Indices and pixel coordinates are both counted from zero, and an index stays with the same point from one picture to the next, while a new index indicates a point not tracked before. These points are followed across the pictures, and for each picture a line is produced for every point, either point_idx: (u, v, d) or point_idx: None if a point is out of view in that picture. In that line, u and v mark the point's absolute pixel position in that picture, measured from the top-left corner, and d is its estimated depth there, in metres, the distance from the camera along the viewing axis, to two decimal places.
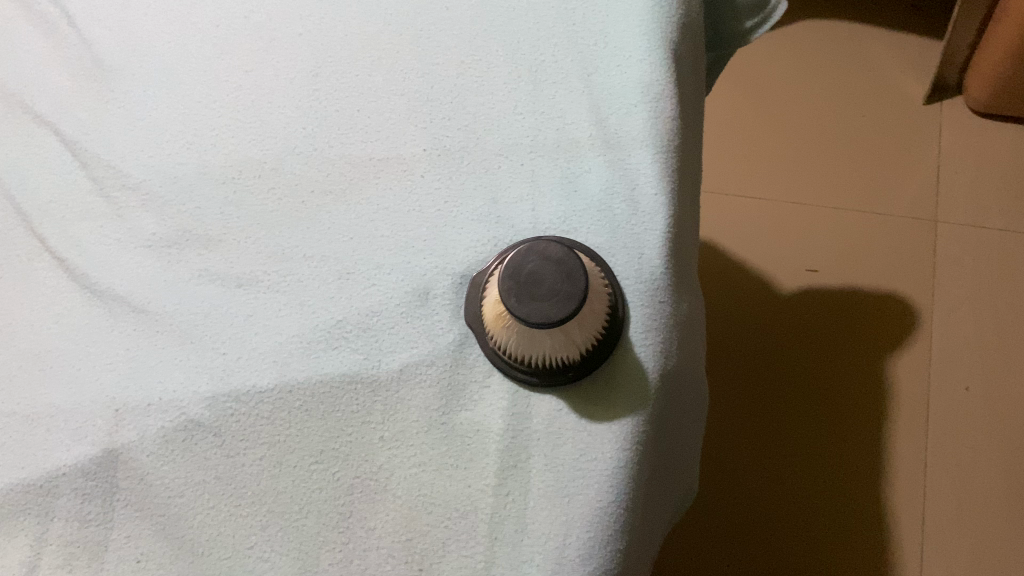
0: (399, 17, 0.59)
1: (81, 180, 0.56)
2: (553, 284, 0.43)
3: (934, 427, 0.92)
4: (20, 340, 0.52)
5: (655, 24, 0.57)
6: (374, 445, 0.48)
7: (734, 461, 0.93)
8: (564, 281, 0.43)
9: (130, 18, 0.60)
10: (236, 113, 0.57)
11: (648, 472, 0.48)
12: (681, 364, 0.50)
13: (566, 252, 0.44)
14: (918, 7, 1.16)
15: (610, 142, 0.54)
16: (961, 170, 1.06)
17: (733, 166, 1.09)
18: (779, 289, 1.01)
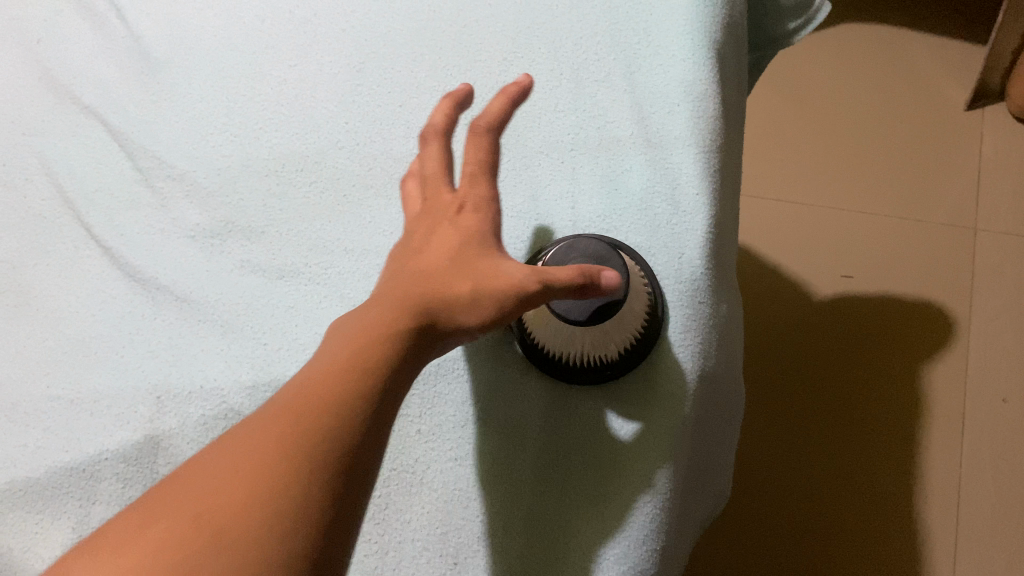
0: (442, 14, 0.60)
1: (128, 170, 0.57)
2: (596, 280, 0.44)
3: (970, 439, 0.90)
4: (64, 326, 0.53)
5: (699, 23, 0.56)
6: (410, 437, 0.48)
7: (767, 465, 0.92)
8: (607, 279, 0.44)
9: (178, 13, 0.62)
10: (281, 107, 0.58)
11: (685, 473, 0.48)
12: (719, 364, 0.50)
13: (609, 251, 0.44)
14: (961, 13, 1.15)
15: (651, 140, 0.54)
16: (1003, 178, 1.04)
17: (770, 169, 1.08)
18: (815, 294, 0.99)
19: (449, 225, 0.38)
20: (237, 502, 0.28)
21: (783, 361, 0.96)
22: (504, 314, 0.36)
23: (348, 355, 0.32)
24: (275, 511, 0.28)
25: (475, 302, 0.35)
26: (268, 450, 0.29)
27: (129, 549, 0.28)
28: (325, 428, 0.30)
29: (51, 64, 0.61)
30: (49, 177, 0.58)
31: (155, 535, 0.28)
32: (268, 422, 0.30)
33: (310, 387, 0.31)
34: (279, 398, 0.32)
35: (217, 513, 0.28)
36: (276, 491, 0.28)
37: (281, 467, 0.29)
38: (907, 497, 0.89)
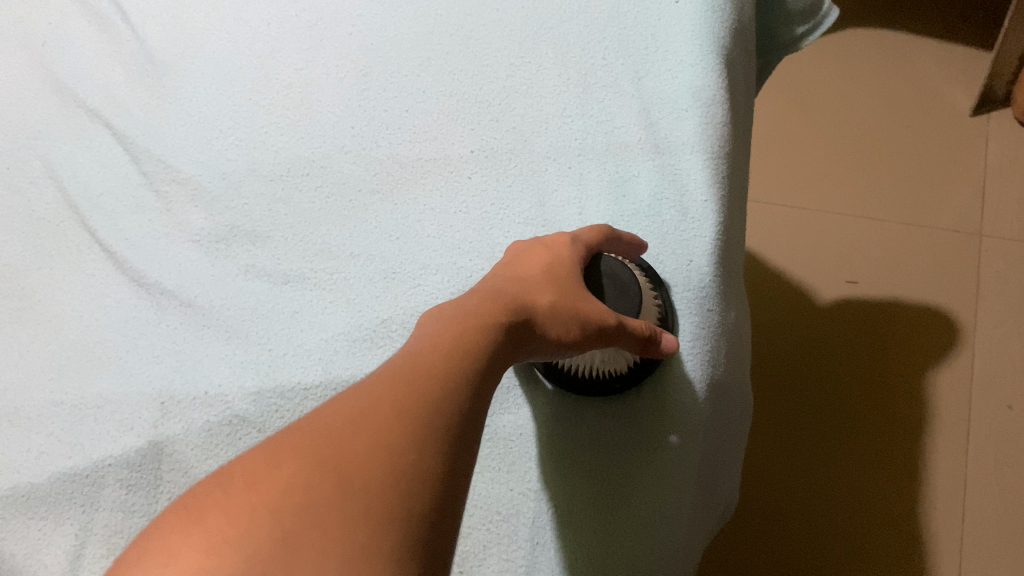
0: (449, 18, 0.60)
1: (134, 173, 0.57)
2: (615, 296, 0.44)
3: (976, 447, 0.89)
4: (69, 331, 0.53)
5: (707, 29, 0.56)
6: None
7: (772, 471, 0.91)
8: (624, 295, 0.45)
9: (183, 15, 0.62)
10: (287, 112, 0.58)
11: (694, 480, 0.47)
12: (728, 374, 0.49)
13: (621, 268, 0.45)
14: (966, 18, 1.15)
15: (660, 146, 0.53)
16: (1009, 185, 1.03)
17: (776, 174, 1.08)
18: (819, 299, 0.99)
19: (548, 254, 0.42)
20: (365, 458, 0.28)
21: (787, 367, 0.96)
22: (583, 340, 0.39)
23: (460, 329, 0.35)
24: (398, 470, 0.28)
25: (565, 324, 0.39)
26: (390, 415, 0.30)
27: (260, 485, 0.27)
28: (438, 398, 0.31)
29: (55, 66, 0.61)
30: (54, 180, 0.57)
31: (287, 473, 0.28)
32: (387, 389, 0.31)
33: (425, 357, 0.33)
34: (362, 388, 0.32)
35: (345, 462, 0.28)
36: (401, 454, 0.29)
37: (404, 432, 0.29)
38: (912, 503, 0.88)
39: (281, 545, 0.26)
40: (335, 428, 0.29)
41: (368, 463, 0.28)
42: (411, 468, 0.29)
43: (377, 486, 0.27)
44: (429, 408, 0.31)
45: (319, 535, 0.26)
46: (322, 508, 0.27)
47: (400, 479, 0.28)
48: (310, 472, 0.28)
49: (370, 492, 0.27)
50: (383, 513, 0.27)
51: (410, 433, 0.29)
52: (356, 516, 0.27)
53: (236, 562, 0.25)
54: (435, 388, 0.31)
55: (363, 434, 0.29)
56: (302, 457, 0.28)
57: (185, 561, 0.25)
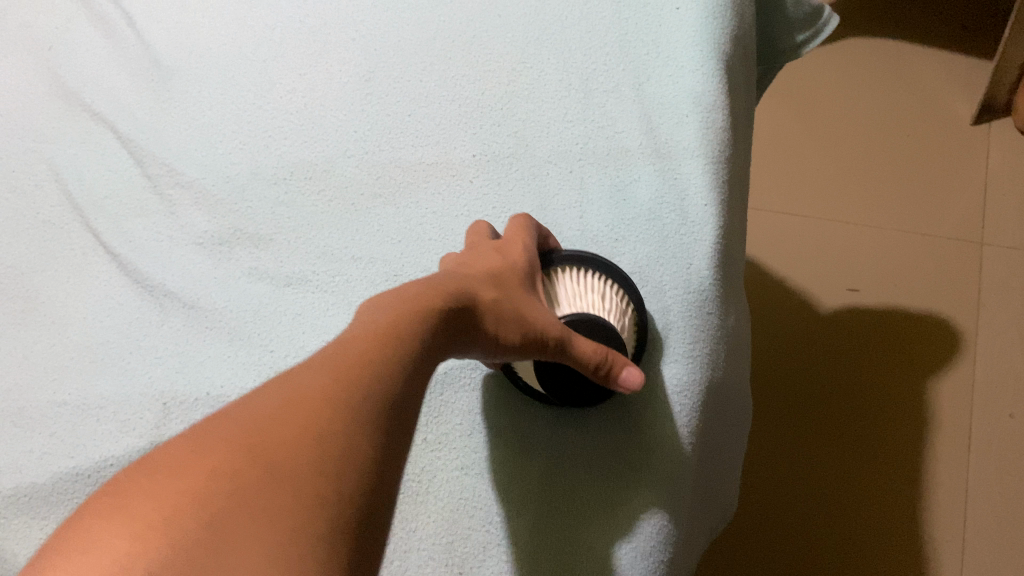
0: (452, 23, 0.60)
1: (137, 176, 0.57)
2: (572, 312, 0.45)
3: (977, 454, 0.89)
4: (73, 332, 0.53)
5: (708, 34, 0.56)
6: (416, 446, 0.48)
7: (771, 477, 0.91)
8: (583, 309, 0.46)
9: (188, 20, 0.62)
10: (291, 115, 0.59)
11: (693, 482, 0.47)
12: (727, 376, 0.50)
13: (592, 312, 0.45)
14: (967, 28, 1.15)
15: (660, 151, 0.54)
16: (1009, 194, 1.04)
17: (776, 181, 1.08)
18: (820, 307, 0.99)
19: (503, 258, 0.43)
20: (302, 440, 0.27)
21: (788, 374, 0.96)
22: (515, 350, 0.40)
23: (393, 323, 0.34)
24: (335, 451, 0.27)
25: (501, 328, 0.39)
26: (327, 405, 0.29)
27: (184, 471, 0.26)
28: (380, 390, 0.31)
29: (61, 70, 0.61)
30: (58, 183, 0.58)
31: (211, 459, 0.26)
32: (322, 375, 0.30)
33: (359, 346, 0.32)
34: (298, 378, 0.30)
35: (275, 446, 0.27)
36: (339, 437, 0.28)
37: (341, 414, 0.28)
38: (913, 510, 0.88)
39: (206, 529, 0.24)
40: (260, 417, 0.28)
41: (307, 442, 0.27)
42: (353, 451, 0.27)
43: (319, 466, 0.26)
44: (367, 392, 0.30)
45: (250, 519, 0.24)
46: (251, 492, 0.25)
47: (341, 458, 0.27)
48: (241, 457, 0.26)
49: (313, 469, 0.26)
50: (325, 497, 0.26)
51: (351, 417, 0.29)
52: (298, 500, 0.25)
53: (159, 547, 0.23)
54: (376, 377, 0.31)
55: (298, 417, 0.28)
56: (230, 442, 0.27)
57: (105, 547, 0.23)
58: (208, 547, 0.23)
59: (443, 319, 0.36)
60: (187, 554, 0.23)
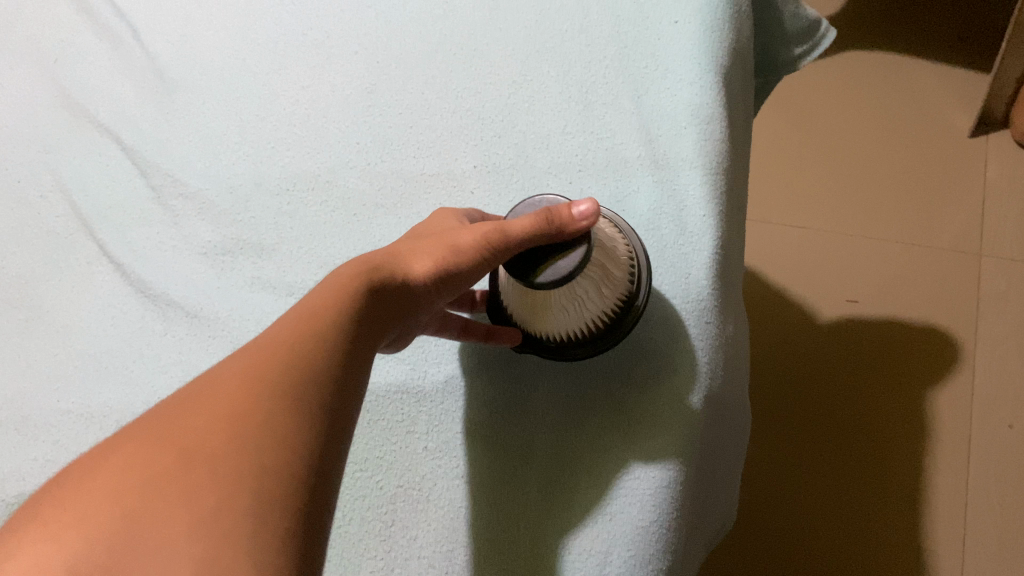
0: (453, 36, 0.61)
1: (142, 187, 0.58)
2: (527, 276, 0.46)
3: (976, 466, 0.89)
4: (77, 341, 0.53)
5: (707, 47, 0.57)
6: (418, 455, 0.49)
7: (771, 489, 0.91)
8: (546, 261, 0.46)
9: (192, 33, 0.63)
10: (294, 127, 0.59)
11: (692, 493, 0.47)
12: (726, 384, 0.50)
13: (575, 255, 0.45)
14: (965, 41, 1.16)
15: (659, 162, 0.54)
16: (1007, 206, 1.04)
17: (775, 192, 1.09)
18: (819, 318, 1.00)
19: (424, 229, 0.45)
20: (212, 429, 0.31)
21: (788, 385, 0.96)
22: (463, 265, 0.41)
23: (321, 301, 0.36)
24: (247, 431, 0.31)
25: (436, 257, 0.41)
26: (238, 391, 0.32)
27: (105, 470, 0.30)
28: (305, 361, 0.34)
29: (66, 82, 0.62)
30: (63, 193, 0.58)
31: (130, 457, 0.31)
32: (238, 363, 0.34)
33: (281, 334, 0.35)
34: (220, 370, 0.34)
35: (187, 438, 0.31)
36: (251, 420, 0.31)
37: (252, 397, 0.32)
38: (913, 521, 0.88)
39: (123, 521, 0.29)
40: (177, 411, 0.32)
41: (218, 429, 0.31)
42: (263, 428, 0.31)
43: (229, 450, 0.30)
44: (283, 368, 0.33)
45: (161, 507, 0.29)
46: (162, 482, 0.30)
47: (252, 438, 0.31)
48: (162, 451, 0.31)
49: (222, 454, 0.30)
50: (235, 470, 0.30)
51: (262, 397, 0.32)
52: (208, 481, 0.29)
53: (82, 542, 0.28)
54: (298, 352, 0.34)
55: (212, 407, 0.32)
56: (155, 438, 0.31)
57: (40, 548, 0.28)
58: (125, 540, 0.28)
59: (371, 284, 0.38)
60: (106, 546, 0.28)
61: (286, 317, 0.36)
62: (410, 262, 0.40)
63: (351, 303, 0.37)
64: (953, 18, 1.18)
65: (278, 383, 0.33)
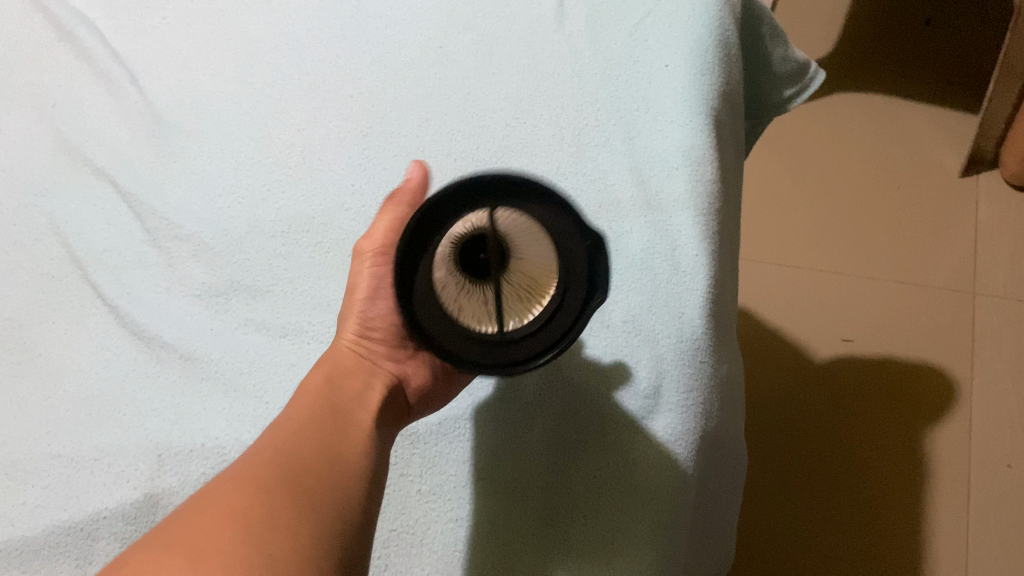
0: (447, 81, 0.62)
1: (136, 230, 0.58)
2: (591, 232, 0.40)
3: (976, 505, 0.88)
4: (67, 384, 0.53)
5: (697, 91, 0.58)
6: (411, 497, 0.48)
7: (772, 529, 0.90)
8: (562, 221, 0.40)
9: (190, 78, 0.64)
10: (289, 169, 0.60)
11: (688, 534, 0.47)
12: (721, 425, 0.50)
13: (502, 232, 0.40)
14: (952, 82, 1.18)
15: (651, 203, 0.55)
16: (1000, 245, 1.05)
17: (768, 231, 1.10)
18: (814, 357, 0.99)
19: None
20: (220, 527, 0.33)
21: (786, 423, 0.95)
22: (372, 292, 0.46)
23: (296, 405, 0.41)
24: (253, 527, 0.33)
25: (351, 310, 0.46)
26: (244, 494, 0.35)
27: None
28: (293, 456, 0.38)
29: (64, 126, 0.63)
30: (58, 236, 0.58)
31: (141, 565, 0.32)
32: (236, 469, 0.37)
33: (267, 441, 0.39)
34: (222, 478, 0.37)
35: (194, 539, 0.33)
36: (254, 518, 0.34)
37: (257, 499, 0.35)
38: (914, 561, 0.87)
39: None
40: (182, 522, 0.34)
41: (223, 531, 0.33)
42: (267, 524, 0.34)
43: (236, 545, 0.32)
44: (278, 474, 0.36)
45: None
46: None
47: (254, 530, 0.33)
48: (169, 555, 0.32)
49: (231, 546, 0.32)
50: (244, 556, 0.32)
51: (262, 499, 0.35)
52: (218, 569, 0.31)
53: None
54: (284, 451, 0.38)
55: (215, 512, 0.34)
56: (160, 542, 0.33)
57: None
58: None
59: (324, 379, 0.43)
60: None
61: (274, 425, 0.41)
62: (341, 335, 0.46)
63: (318, 389, 0.42)
64: (940, 60, 1.20)
65: (275, 486, 0.36)
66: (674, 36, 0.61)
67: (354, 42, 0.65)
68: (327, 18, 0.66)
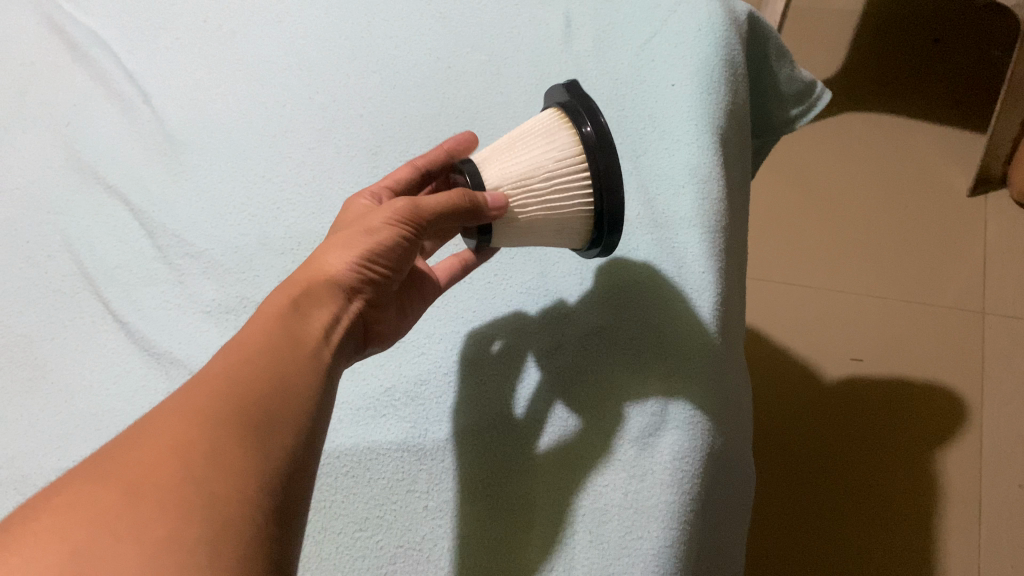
0: (455, 101, 0.63)
1: (148, 248, 0.59)
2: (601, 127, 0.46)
3: (989, 526, 0.87)
4: (78, 400, 0.53)
5: (704, 109, 0.58)
6: (418, 514, 0.48)
7: (782, 548, 0.89)
8: (598, 145, 0.45)
9: (202, 98, 0.65)
10: (299, 187, 0.60)
11: (697, 549, 0.46)
12: (727, 442, 0.50)
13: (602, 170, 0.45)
14: (961, 102, 1.19)
15: (658, 221, 0.56)
16: (1008, 264, 1.05)
17: (777, 251, 1.10)
18: (823, 376, 0.99)
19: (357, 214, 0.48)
20: (164, 459, 0.31)
21: (797, 442, 0.95)
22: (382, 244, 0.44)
23: (254, 327, 0.39)
24: (202, 463, 0.32)
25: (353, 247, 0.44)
26: (191, 424, 0.33)
27: (49, 512, 0.30)
28: (252, 387, 0.36)
29: (77, 145, 0.63)
30: (70, 253, 0.59)
31: (75, 492, 0.31)
32: (184, 397, 0.35)
33: (224, 365, 0.37)
34: (169, 402, 0.35)
35: (135, 470, 0.31)
36: (196, 453, 0.32)
37: (203, 432, 0.33)
38: None
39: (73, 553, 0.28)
40: (123, 448, 0.33)
41: (163, 462, 0.31)
42: (212, 457, 0.32)
43: (178, 475, 0.31)
44: (228, 402, 0.34)
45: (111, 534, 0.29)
46: (113, 512, 0.30)
47: (201, 468, 0.31)
48: (105, 486, 0.31)
49: (174, 482, 0.31)
50: (190, 498, 0.30)
51: (205, 431, 0.33)
52: (160, 506, 0.30)
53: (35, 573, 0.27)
54: (242, 381, 0.36)
55: (155, 444, 0.32)
56: (99, 470, 0.32)
57: None
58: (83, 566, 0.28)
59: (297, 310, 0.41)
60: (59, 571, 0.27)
61: (230, 345, 0.38)
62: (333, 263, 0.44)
63: (287, 317, 0.40)
64: (947, 81, 1.21)
65: (222, 414, 0.34)
66: (680, 56, 0.61)
67: (364, 63, 0.66)
68: (337, 39, 0.67)
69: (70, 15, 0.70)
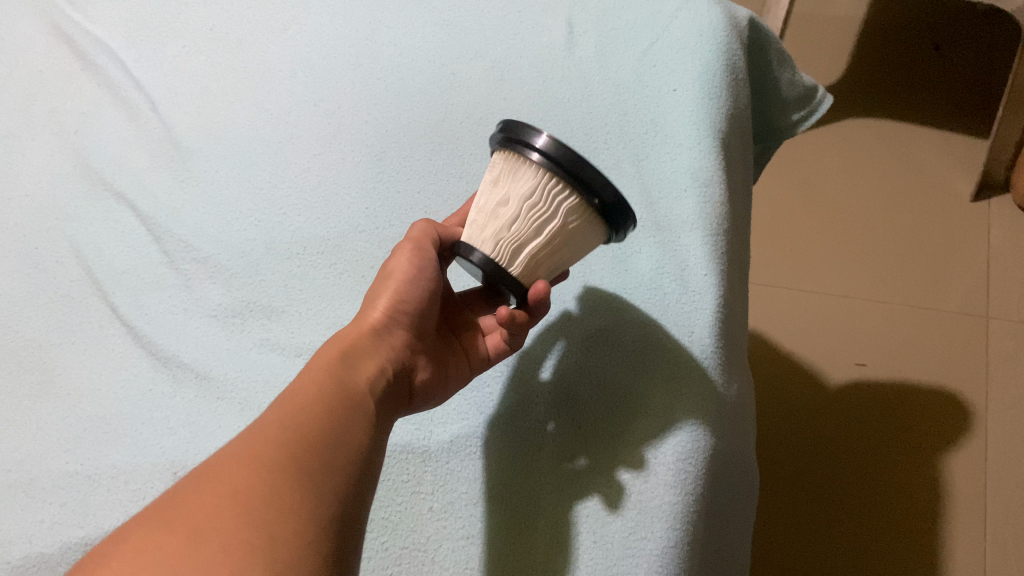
0: (460, 107, 0.64)
1: (155, 252, 0.59)
2: (558, 145, 0.42)
3: (995, 529, 0.87)
4: (86, 403, 0.54)
5: (704, 114, 0.59)
6: (423, 515, 0.48)
7: (789, 553, 0.88)
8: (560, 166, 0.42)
9: (208, 105, 0.66)
10: (305, 193, 0.61)
11: (701, 550, 0.46)
12: (731, 444, 0.50)
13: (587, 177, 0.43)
14: (962, 107, 1.19)
15: (660, 224, 0.56)
16: (1012, 268, 1.05)
17: (780, 256, 1.10)
18: (827, 381, 0.99)
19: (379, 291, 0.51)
20: (222, 506, 0.33)
21: (802, 446, 0.95)
22: (408, 282, 0.47)
23: (306, 380, 0.41)
24: (258, 508, 0.33)
25: (381, 294, 0.46)
26: (246, 471, 0.35)
27: (116, 556, 0.31)
28: (299, 435, 0.38)
29: (85, 152, 0.64)
30: (79, 259, 0.59)
31: (139, 536, 0.32)
32: (239, 445, 0.37)
33: (273, 414, 0.39)
34: (225, 451, 0.37)
35: (195, 516, 0.33)
36: (253, 497, 0.34)
37: (259, 479, 0.35)
38: None
39: None
40: (184, 495, 0.34)
41: (223, 507, 0.33)
42: (267, 502, 0.34)
43: (237, 519, 0.33)
44: (281, 449, 0.37)
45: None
46: (177, 553, 0.31)
47: (258, 512, 0.33)
48: (168, 531, 0.32)
49: (234, 527, 0.32)
50: (246, 541, 0.32)
51: (263, 480, 0.35)
52: (221, 549, 0.31)
53: None
54: (293, 427, 0.38)
55: (215, 489, 0.34)
56: (161, 516, 0.33)
57: None
58: None
59: (341, 360, 0.43)
60: None
61: (280, 396, 0.41)
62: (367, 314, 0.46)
63: (332, 368, 0.42)
64: (949, 86, 1.21)
65: (276, 462, 0.36)
66: (681, 60, 0.62)
67: (368, 69, 0.66)
68: (342, 46, 0.68)
69: (77, 24, 0.71)
